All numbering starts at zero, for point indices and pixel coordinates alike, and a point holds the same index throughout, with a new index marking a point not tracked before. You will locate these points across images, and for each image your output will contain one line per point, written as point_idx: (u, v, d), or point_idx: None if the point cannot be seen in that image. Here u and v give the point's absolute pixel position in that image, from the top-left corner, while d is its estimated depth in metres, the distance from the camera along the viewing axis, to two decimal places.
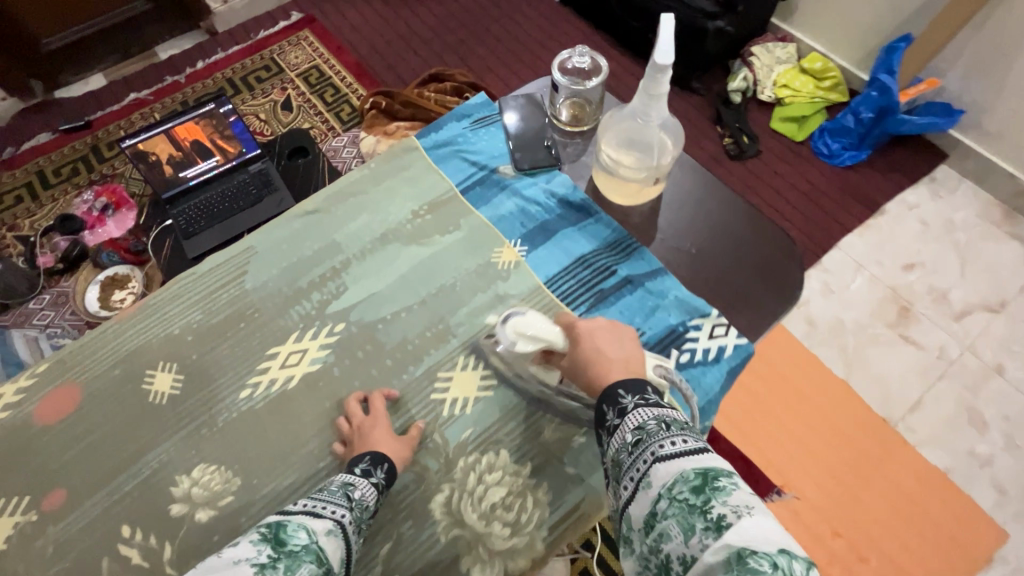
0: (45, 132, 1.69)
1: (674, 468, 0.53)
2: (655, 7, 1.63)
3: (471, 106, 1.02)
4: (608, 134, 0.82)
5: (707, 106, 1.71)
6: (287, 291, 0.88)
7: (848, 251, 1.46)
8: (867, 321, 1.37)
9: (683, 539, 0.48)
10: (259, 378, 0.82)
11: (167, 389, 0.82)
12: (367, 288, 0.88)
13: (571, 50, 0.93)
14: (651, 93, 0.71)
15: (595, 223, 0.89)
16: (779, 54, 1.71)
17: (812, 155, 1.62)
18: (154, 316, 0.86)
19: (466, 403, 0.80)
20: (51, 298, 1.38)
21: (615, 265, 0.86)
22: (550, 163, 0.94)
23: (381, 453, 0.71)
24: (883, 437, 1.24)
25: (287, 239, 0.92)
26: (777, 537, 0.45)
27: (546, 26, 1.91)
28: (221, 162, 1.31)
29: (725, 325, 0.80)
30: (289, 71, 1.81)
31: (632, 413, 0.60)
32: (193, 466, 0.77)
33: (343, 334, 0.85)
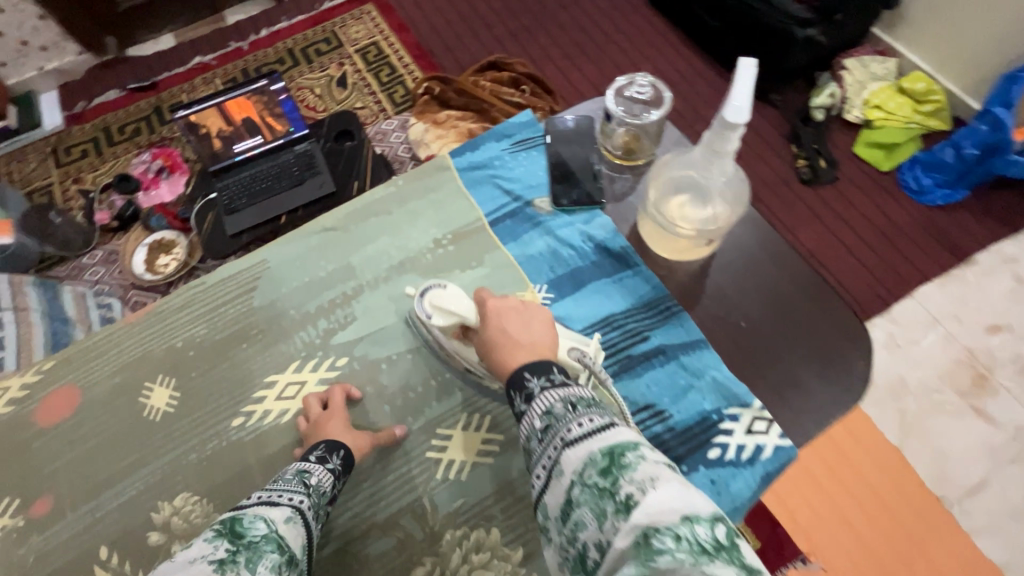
0: (114, 89, 1.74)
1: (582, 451, 0.49)
2: (739, 8, 1.49)
3: (512, 126, 0.96)
4: (657, 186, 0.74)
5: (783, 121, 1.55)
6: (295, 314, 0.86)
7: (923, 303, 1.31)
8: (933, 384, 1.23)
9: (596, 525, 0.45)
10: (253, 407, 0.81)
11: (163, 406, 0.82)
12: (377, 320, 0.85)
13: (631, 78, 0.84)
14: (715, 150, 0.64)
15: (633, 276, 0.82)
16: (874, 70, 1.53)
17: (897, 189, 1.45)
18: (158, 326, 0.86)
19: (461, 469, 0.77)
20: (103, 254, 1.45)
21: (647, 331, 0.79)
22: (591, 201, 0.86)
23: (336, 440, 0.71)
24: (939, 525, 1.11)
25: (304, 254, 0.90)
26: (683, 503, 0.42)
27: (618, 16, 1.79)
28: (267, 140, 1.30)
29: (768, 421, 0.72)
30: (348, 46, 1.78)
31: (539, 397, 0.56)
32: (176, 493, 0.77)
33: (343, 370, 0.82)
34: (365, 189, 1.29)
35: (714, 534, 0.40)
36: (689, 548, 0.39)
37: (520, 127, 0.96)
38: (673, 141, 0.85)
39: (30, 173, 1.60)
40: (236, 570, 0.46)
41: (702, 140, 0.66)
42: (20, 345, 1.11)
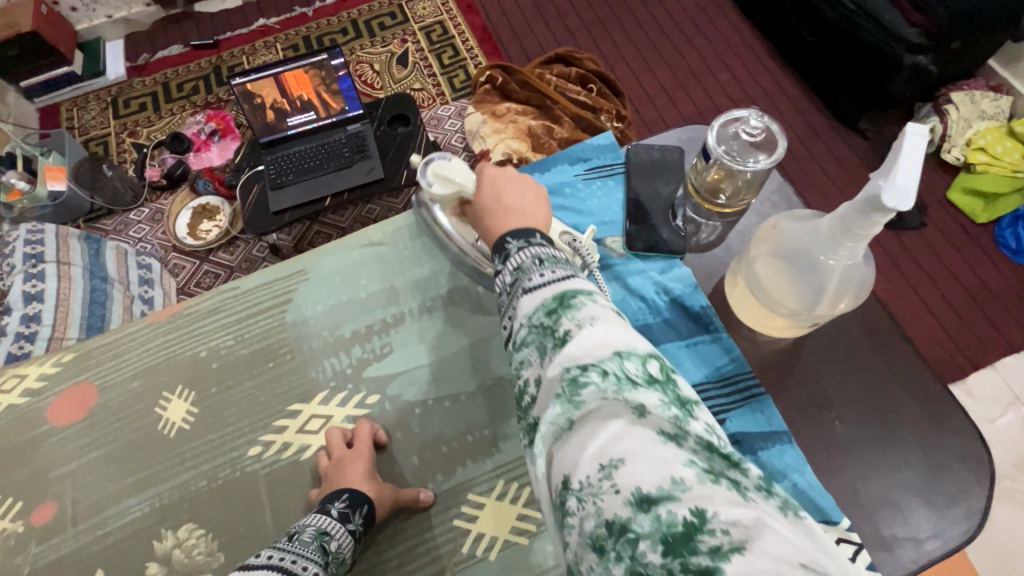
0: (177, 45, 1.73)
1: (536, 298, 0.46)
2: (840, 26, 1.34)
3: (589, 148, 0.88)
4: (765, 249, 0.66)
5: (874, 154, 1.44)
6: (327, 337, 0.82)
7: (1007, 379, 1.18)
8: (1006, 473, 1.10)
9: (536, 363, 0.43)
10: (272, 437, 0.77)
11: (178, 420, 0.79)
12: (413, 356, 0.80)
13: (747, 112, 0.75)
14: (850, 231, 0.53)
15: (710, 343, 0.73)
16: (985, 107, 1.36)
17: (991, 246, 1.31)
18: (184, 330, 0.83)
19: (491, 546, 0.71)
20: (149, 213, 1.45)
21: (723, 414, 0.69)
22: (671, 249, 0.78)
23: (360, 494, 0.69)
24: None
25: (344, 269, 0.85)
26: (619, 341, 0.40)
27: (701, 18, 1.66)
28: (321, 117, 1.26)
29: (855, 545, 0.62)
30: (413, 22, 1.72)
31: (514, 256, 0.51)
32: (181, 524, 0.73)
33: (373, 410, 0.78)
34: (414, 180, 1.24)
35: (642, 368, 0.39)
36: (613, 380, 0.38)
37: (599, 151, 0.87)
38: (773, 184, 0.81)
39: (89, 122, 1.61)
40: None
41: (835, 210, 0.55)
42: (59, 301, 1.09)
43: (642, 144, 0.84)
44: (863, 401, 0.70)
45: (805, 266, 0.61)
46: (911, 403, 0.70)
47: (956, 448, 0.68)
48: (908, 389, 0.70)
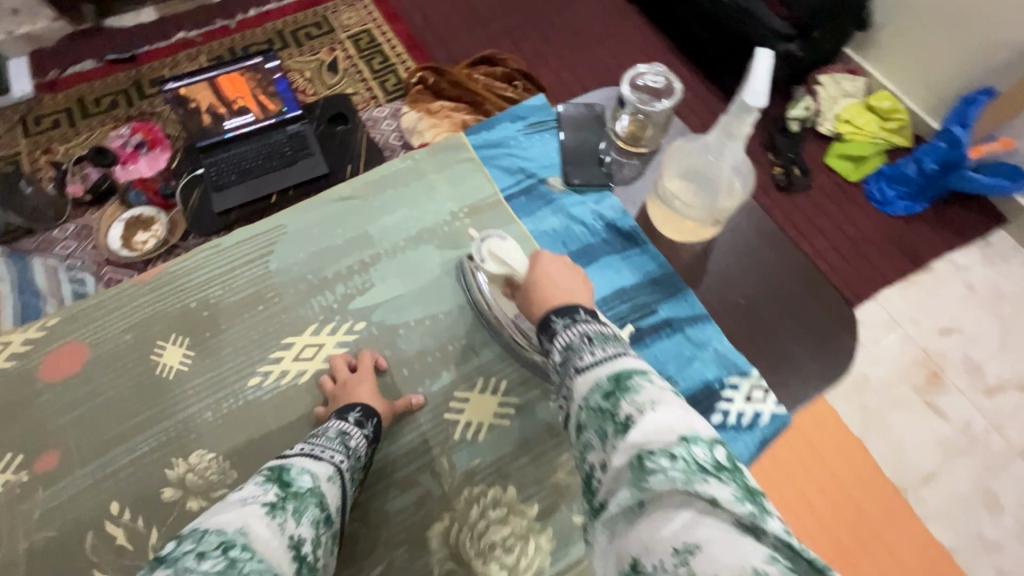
0: (90, 60, 1.68)
1: (592, 379, 0.56)
2: (724, 21, 1.56)
3: (526, 109, 1.03)
4: (671, 164, 0.79)
5: (761, 131, 1.62)
6: (311, 279, 0.93)
7: (886, 306, 1.40)
8: (893, 381, 1.31)
9: (600, 446, 0.52)
10: (269, 367, 0.87)
11: (176, 363, 0.88)
12: (392, 288, 0.92)
13: (647, 67, 0.88)
14: (730, 133, 0.71)
15: (641, 254, 0.88)
16: (846, 87, 1.62)
17: (863, 200, 1.54)
18: (171, 287, 0.93)
19: (478, 431, 0.85)
20: (75, 230, 1.39)
21: (655, 304, 0.85)
22: (602, 182, 0.93)
23: (370, 408, 0.78)
24: (915, 532, 1.16)
25: (319, 222, 0.97)
26: (681, 428, 0.48)
27: (607, 20, 1.84)
28: (259, 119, 1.28)
29: (765, 389, 0.80)
30: (340, 31, 1.77)
31: (561, 333, 0.63)
32: (190, 451, 0.83)
33: (362, 334, 0.89)
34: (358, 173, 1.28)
35: (706, 454, 0.46)
36: (680, 464, 0.45)
37: (534, 111, 1.03)
38: (677, 132, 0.93)
39: None
40: (285, 517, 0.54)
41: (719, 121, 0.72)
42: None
43: (566, 102, 0.97)
44: (776, 303, 0.83)
45: (702, 173, 0.77)
46: (809, 295, 0.84)
47: (846, 322, 0.82)
48: (805, 283, 0.84)
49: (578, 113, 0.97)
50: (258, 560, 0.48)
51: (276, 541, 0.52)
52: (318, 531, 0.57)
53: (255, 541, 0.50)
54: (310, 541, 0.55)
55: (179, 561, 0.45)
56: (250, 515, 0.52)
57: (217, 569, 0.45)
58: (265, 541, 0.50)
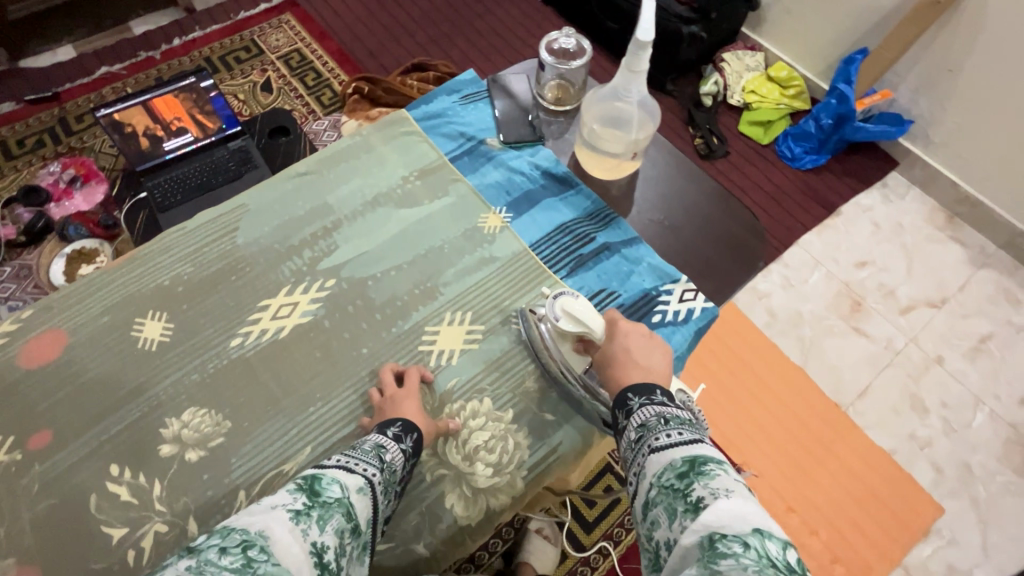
0: (8, 102, 1.63)
1: (666, 458, 0.55)
2: (632, 11, 1.71)
3: (459, 83, 1.08)
4: (590, 113, 0.90)
5: (680, 108, 1.78)
6: (279, 248, 0.88)
7: (808, 249, 1.55)
8: (823, 313, 1.45)
9: (667, 525, 0.50)
10: (250, 327, 0.82)
11: (157, 336, 0.81)
12: (357, 248, 0.88)
13: (558, 33, 1.00)
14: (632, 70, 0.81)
15: (576, 194, 0.96)
16: (747, 62, 1.79)
17: (777, 159, 1.70)
18: (142, 267, 0.86)
19: (452, 355, 0.81)
20: (12, 271, 1.35)
21: (594, 233, 0.92)
22: (535, 138, 1.00)
23: (412, 421, 0.70)
24: (827, 409, 1.33)
25: (279, 199, 0.92)
26: (757, 519, 0.46)
27: (527, 21, 1.96)
28: (198, 137, 1.30)
29: (694, 290, 0.88)
30: (269, 53, 1.80)
31: (637, 412, 0.62)
32: (183, 409, 0.76)
33: (333, 290, 0.85)
34: None
35: (782, 553, 0.44)
36: (754, 554, 0.43)
37: (466, 85, 1.08)
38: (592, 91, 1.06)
39: None
40: (308, 523, 0.50)
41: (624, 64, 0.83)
42: None
43: (494, 78, 1.06)
44: (700, 231, 0.95)
45: (618, 117, 0.88)
46: (729, 220, 0.96)
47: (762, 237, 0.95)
48: (723, 209, 0.97)
49: (511, 89, 1.05)
50: (276, 563, 0.45)
51: (298, 548, 0.47)
52: (343, 542, 0.52)
53: (276, 545, 0.46)
54: (334, 548, 0.50)
55: (203, 552, 0.45)
56: (274, 519, 0.48)
57: (234, 567, 0.43)
58: (286, 544, 0.47)
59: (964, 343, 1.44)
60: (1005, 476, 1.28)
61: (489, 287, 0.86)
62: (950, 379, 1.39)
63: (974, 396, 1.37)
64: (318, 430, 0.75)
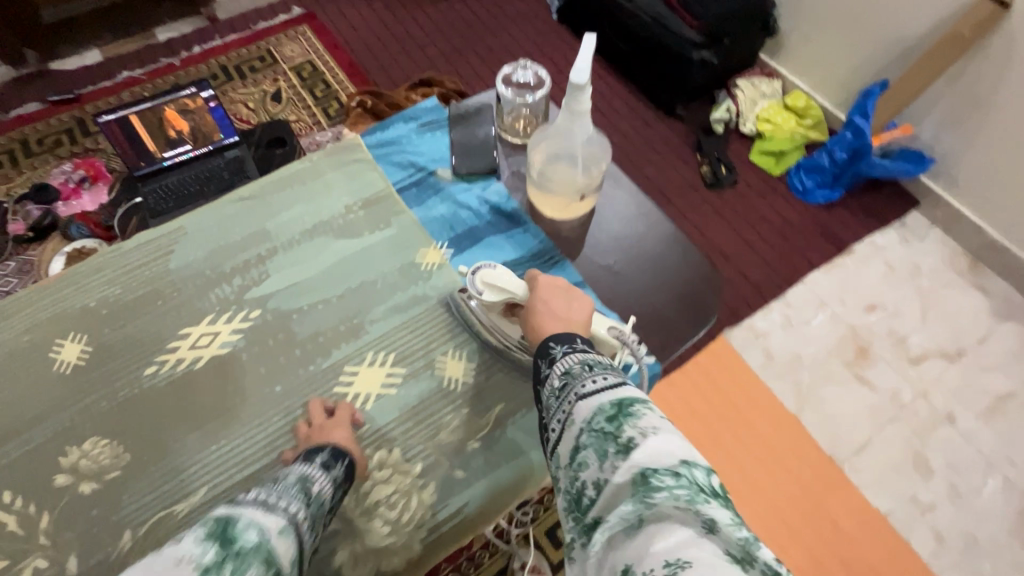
0: (33, 102, 1.70)
1: (594, 403, 0.54)
2: (643, 34, 1.67)
3: (419, 109, 1.06)
4: (536, 150, 0.85)
5: (689, 134, 1.73)
6: (210, 274, 0.87)
7: (812, 288, 1.47)
8: (824, 358, 1.37)
9: (598, 466, 0.50)
10: (166, 356, 0.81)
11: (73, 359, 0.81)
12: (289, 278, 0.87)
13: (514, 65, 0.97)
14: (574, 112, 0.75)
15: (523, 232, 0.93)
16: (764, 89, 1.73)
17: (787, 191, 1.63)
18: (72, 288, 0.86)
19: (367, 399, 0.79)
20: (17, 266, 1.40)
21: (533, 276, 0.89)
22: (487, 171, 0.98)
23: (342, 448, 0.70)
24: (812, 455, 1.26)
25: (220, 222, 0.91)
26: (682, 451, 0.47)
27: (540, 40, 1.94)
28: (195, 147, 1.30)
29: (636, 341, 0.83)
30: (283, 63, 1.84)
31: (561, 360, 0.62)
32: (85, 438, 0.76)
33: (257, 321, 0.84)
34: None
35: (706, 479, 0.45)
36: (684, 483, 0.44)
37: (428, 112, 1.06)
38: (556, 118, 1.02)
39: None
40: None
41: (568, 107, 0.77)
42: None
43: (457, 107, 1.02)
44: (668, 273, 0.91)
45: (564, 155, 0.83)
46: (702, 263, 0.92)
47: None
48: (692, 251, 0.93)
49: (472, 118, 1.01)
50: None
51: None
52: None
53: None
54: None
55: None
56: None
57: None
58: None
59: (980, 401, 1.33)
60: (1015, 551, 1.18)
61: (417, 328, 0.84)
62: (960, 439, 1.29)
63: (986, 460, 1.27)
64: (216, 471, 0.74)
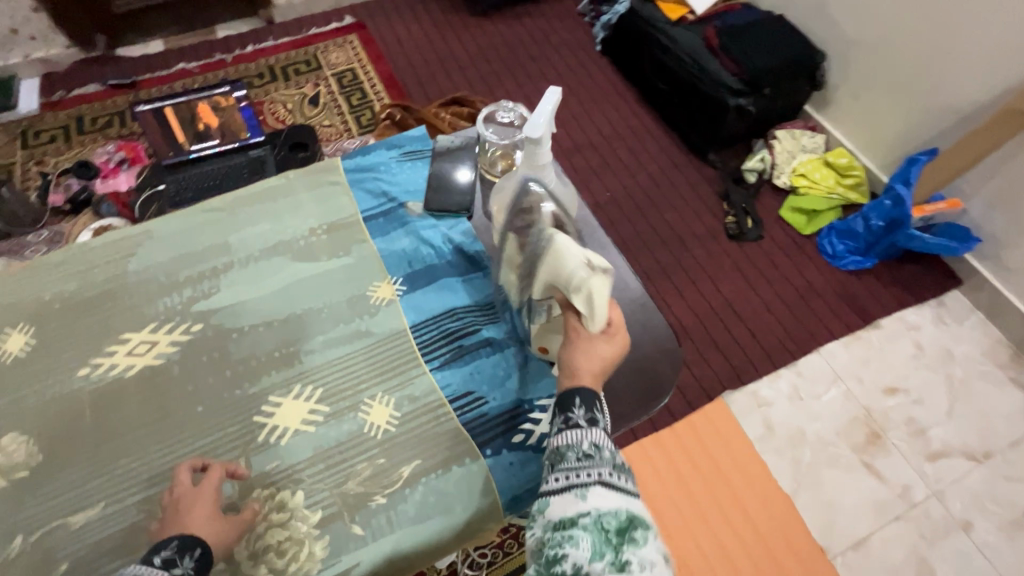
0: (94, 84, 1.82)
1: (612, 502, 0.53)
2: (681, 75, 1.62)
3: (404, 139, 1.00)
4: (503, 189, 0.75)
5: (719, 181, 1.67)
6: (163, 281, 0.80)
7: (829, 360, 1.37)
8: (830, 438, 1.27)
9: (586, 556, 0.49)
10: (102, 359, 0.74)
11: (16, 351, 0.75)
12: (238, 295, 0.79)
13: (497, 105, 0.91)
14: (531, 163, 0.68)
15: (481, 278, 0.84)
16: (805, 142, 1.65)
17: (815, 252, 1.54)
18: (26, 279, 0.80)
19: (284, 434, 0.69)
20: (48, 236, 1.46)
21: (480, 325, 0.79)
22: (459, 209, 0.89)
23: (193, 537, 0.57)
24: (796, 536, 1.17)
25: (187, 229, 0.85)
26: None
27: (580, 69, 1.93)
28: (222, 144, 1.38)
29: None
30: (326, 69, 1.90)
31: (599, 428, 0.57)
32: (7, 432, 0.69)
33: (196, 336, 0.76)
34: None
35: None
36: None
37: (411, 140, 1.00)
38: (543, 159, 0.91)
39: None
40: None
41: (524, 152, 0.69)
42: None
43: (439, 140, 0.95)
44: None
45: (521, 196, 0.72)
46: None
47: None
48: None
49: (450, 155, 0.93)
50: None
51: None
52: None
53: None
54: None
55: None
56: None
57: None
58: None
59: (1003, 513, 1.20)
60: None
61: (351, 364, 0.74)
62: (974, 552, 1.16)
63: None
64: (119, 486, 0.66)
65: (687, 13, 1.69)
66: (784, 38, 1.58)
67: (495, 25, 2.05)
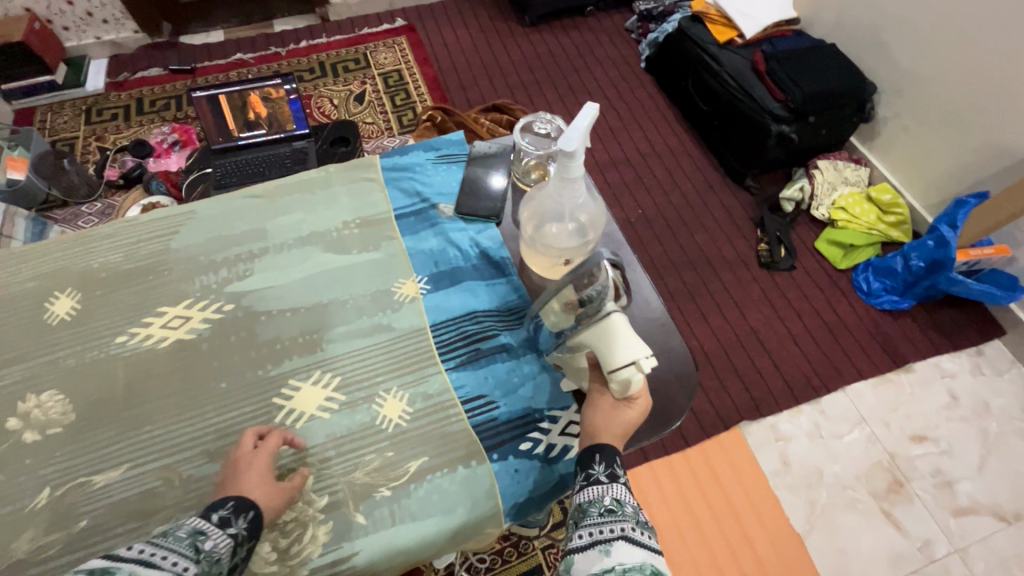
0: (156, 68, 1.92)
1: (637, 555, 0.55)
2: (725, 97, 1.60)
3: (441, 141, 1.02)
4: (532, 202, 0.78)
5: (754, 207, 1.64)
6: (200, 260, 0.84)
7: (855, 400, 1.33)
8: (849, 481, 1.23)
9: None
10: (138, 328, 0.78)
11: (62, 313, 0.79)
12: (268, 279, 0.82)
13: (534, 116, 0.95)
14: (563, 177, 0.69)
15: (504, 284, 0.85)
16: (847, 175, 1.61)
17: (849, 288, 1.50)
18: (76, 247, 0.85)
19: (298, 419, 0.71)
20: (100, 208, 1.56)
21: (498, 330, 0.80)
22: (489, 215, 0.91)
23: (248, 499, 0.60)
24: None
25: (228, 212, 0.89)
26: None
27: (622, 84, 1.93)
28: (269, 134, 1.42)
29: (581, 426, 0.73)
30: (374, 68, 1.95)
31: (619, 483, 0.62)
32: (43, 389, 0.73)
33: (226, 316, 0.79)
34: None
35: None
36: None
37: (449, 144, 1.02)
38: None
39: (60, 125, 1.76)
40: None
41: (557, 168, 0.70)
42: None
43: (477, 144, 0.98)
44: None
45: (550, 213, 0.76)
46: None
47: None
48: None
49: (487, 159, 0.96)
50: None
51: None
52: None
53: None
54: None
55: None
56: None
57: None
58: None
59: None
60: None
61: (369, 357, 0.76)
62: None
63: None
64: (143, 452, 0.69)
65: (735, 36, 1.67)
66: (834, 67, 1.55)
67: (541, 36, 2.08)
